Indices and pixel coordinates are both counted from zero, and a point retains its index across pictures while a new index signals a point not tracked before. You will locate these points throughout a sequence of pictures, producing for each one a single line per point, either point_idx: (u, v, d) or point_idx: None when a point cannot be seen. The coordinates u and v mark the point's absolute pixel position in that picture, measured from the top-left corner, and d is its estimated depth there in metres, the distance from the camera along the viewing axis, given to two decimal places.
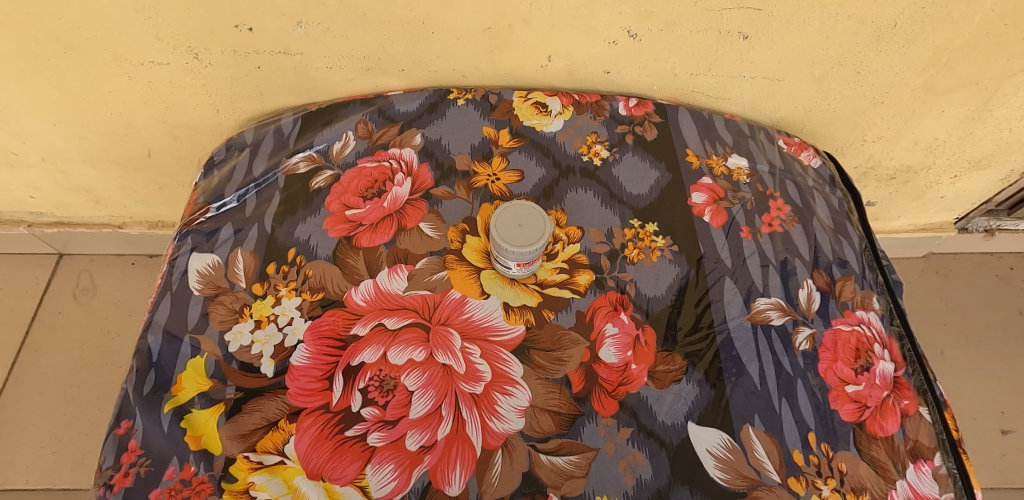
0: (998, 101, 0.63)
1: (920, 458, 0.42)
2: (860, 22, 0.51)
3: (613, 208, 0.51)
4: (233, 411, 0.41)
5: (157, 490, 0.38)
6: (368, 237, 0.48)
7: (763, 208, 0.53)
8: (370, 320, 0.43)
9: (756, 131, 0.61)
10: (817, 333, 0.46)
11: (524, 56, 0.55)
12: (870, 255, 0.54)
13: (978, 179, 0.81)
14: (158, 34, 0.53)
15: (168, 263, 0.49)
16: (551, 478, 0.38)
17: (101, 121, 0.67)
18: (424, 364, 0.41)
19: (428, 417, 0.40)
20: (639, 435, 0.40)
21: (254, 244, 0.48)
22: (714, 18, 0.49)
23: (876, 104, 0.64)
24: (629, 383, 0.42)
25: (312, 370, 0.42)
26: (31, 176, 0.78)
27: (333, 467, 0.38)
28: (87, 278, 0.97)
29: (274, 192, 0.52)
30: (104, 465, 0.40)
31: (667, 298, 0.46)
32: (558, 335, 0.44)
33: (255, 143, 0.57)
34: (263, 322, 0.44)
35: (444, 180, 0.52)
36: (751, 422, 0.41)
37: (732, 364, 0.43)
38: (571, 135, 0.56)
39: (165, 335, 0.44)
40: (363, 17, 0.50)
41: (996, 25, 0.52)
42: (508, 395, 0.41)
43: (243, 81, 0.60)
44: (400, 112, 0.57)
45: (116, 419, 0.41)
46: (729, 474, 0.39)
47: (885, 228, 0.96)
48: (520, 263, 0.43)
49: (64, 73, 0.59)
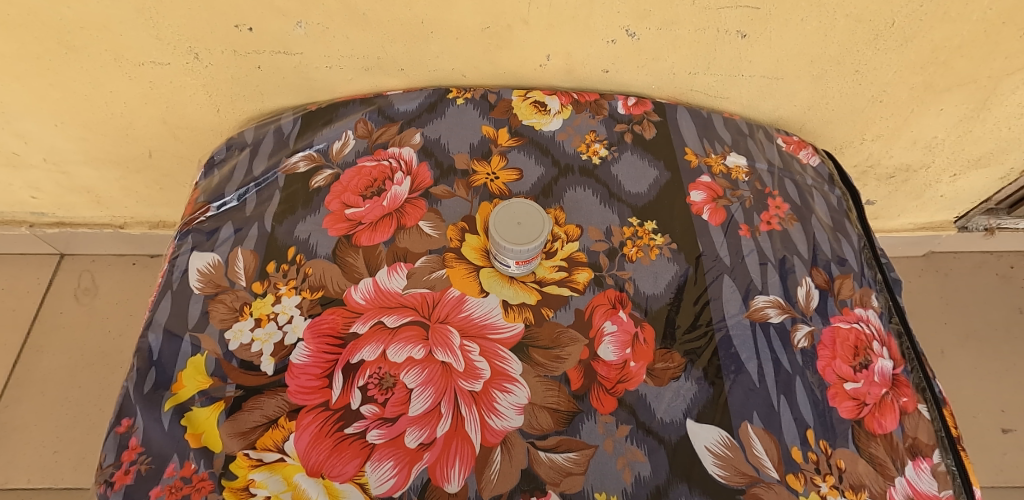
0: (997, 99, 0.63)
1: (919, 455, 0.42)
2: (858, 21, 0.51)
3: (612, 206, 0.51)
4: (233, 409, 0.41)
5: (157, 488, 0.39)
6: (368, 236, 0.48)
7: (762, 206, 0.53)
8: (370, 318, 0.44)
9: (755, 130, 0.61)
10: (816, 330, 0.46)
11: (523, 55, 0.55)
12: (869, 253, 0.54)
13: (977, 177, 0.82)
14: (158, 34, 0.54)
15: (169, 262, 0.49)
16: (550, 475, 0.38)
17: (102, 121, 0.67)
18: (424, 362, 0.41)
19: (427, 414, 0.40)
20: (638, 432, 0.40)
21: (254, 243, 0.49)
22: (712, 17, 0.50)
23: (875, 103, 0.64)
24: (628, 380, 0.42)
25: (311, 367, 0.42)
26: (33, 177, 0.78)
27: (333, 464, 0.38)
28: (89, 278, 0.97)
29: (274, 191, 0.52)
30: (105, 463, 0.40)
31: (666, 296, 0.46)
32: (557, 333, 0.44)
33: (255, 143, 0.57)
34: (262, 321, 0.44)
35: (443, 178, 0.52)
36: (750, 419, 0.41)
37: (731, 361, 0.43)
38: (570, 133, 0.56)
39: (165, 334, 0.45)
40: (363, 17, 0.50)
41: (994, 24, 0.52)
42: (508, 392, 0.41)
43: (243, 82, 0.60)
44: (399, 112, 0.57)
45: (116, 417, 0.41)
46: (727, 471, 0.39)
47: (885, 227, 0.96)
48: (519, 261, 0.43)
49: (66, 74, 0.59)
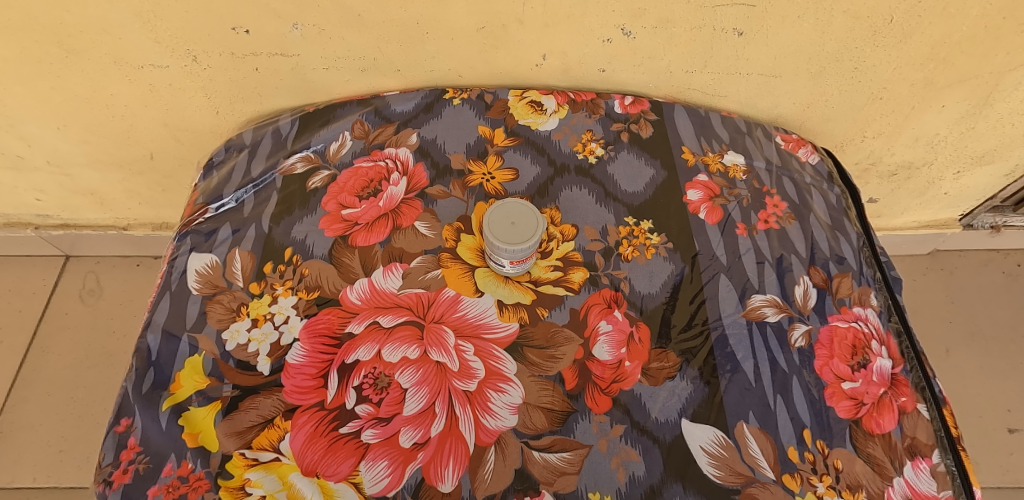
0: (999, 95, 0.62)
1: (918, 455, 0.42)
2: (855, 17, 0.51)
3: (609, 206, 0.51)
4: (229, 409, 0.41)
5: (155, 487, 0.39)
6: (364, 236, 0.49)
7: (759, 205, 0.53)
8: (366, 318, 0.44)
9: (753, 128, 0.60)
10: (813, 330, 0.46)
11: (519, 55, 0.55)
12: (868, 251, 0.53)
13: (982, 174, 0.80)
14: (157, 37, 0.54)
15: (168, 263, 0.49)
16: (544, 474, 0.38)
17: (104, 124, 0.68)
18: (418, 362, 0.41)
19: (422, 414, 0.40)
20: (632, 432, 0.40)
21: (251, 244, 0.49)
22: (708, 15, 0.49)
23: (875, 100, 0.63)
24: (623, 380, 0.42)
25: (307, 367, 0.42)
26: (36, 179, 0.79)
27: (327, 464, 0.39)
28: (93, 279, 0.98)
29: (272, 192, 0.52)
30: (104, 462, 0.40)
31: (662, 296, 0.46)
32: (552, 332, 0.44)
33: (253, 144, 0.58)
34: (259, 321, 0.44)
35: (439, 178, 0.52)
36: (746, 419, 0.41)
37: (727, 360, 0.43)
38: (566, 133, 0.56)
39: (164, 334, 0.45)
40: (358, 18, 0.51)
41: (994, 19, 0.51)
42: (502, 392, 0.41)
43: (241, 83, 0.61)
44: (397, 112, 0.57)
45: (116, 417, 0.42)
46: (722, 471, 0.39)
47: (889, 225, 0.95)
48: (513, 261, 0.43)
49: (66, 77, 0.59)
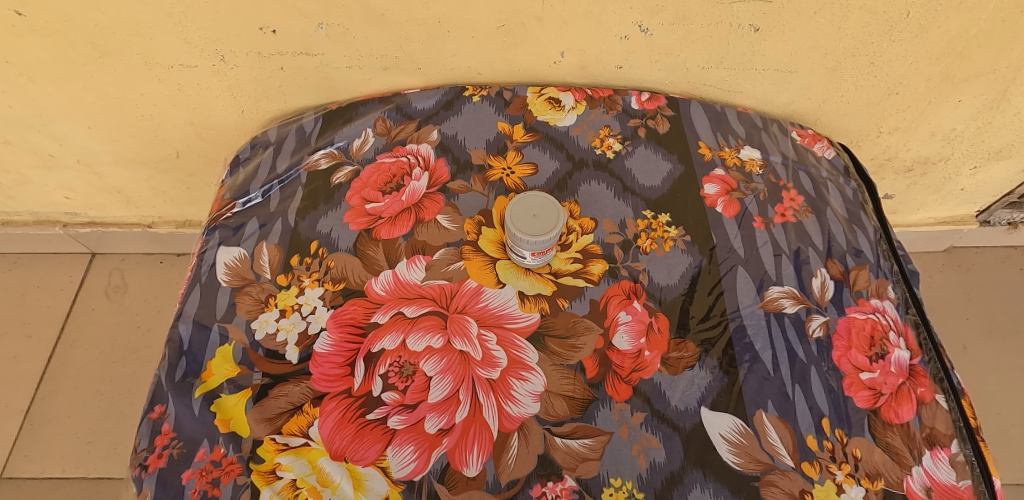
0: (1016, 89, 0.62)
1: (937, 445, 0.42)
2: (871, 12, 0.51)
3: (626, 200, 0.52)
4: (260, 395, 0.42)
5: (189, 471, 0.40)
6: (387, 229, 0.50)
7: (776, 198, 0.53)
8: (391, 308, 0.45)
9: (768, 123, 0.61)
10: (831, 321, 0.46)
11: (538, 52, 0.56)
12: (885, 245, 0.53)
13: (999, 169, 0.80)
14: (187, 38, 0.56)
15: (198, 256, 0.51)
16: (566, 460, 0.39)
17: (133, 123, 0.70)
18: (442, 351, 0.43)
19: (447, 401, 0.41)
20: (652, 420, 0.41)
21: (278, 237, 0.50)
22: (725, 11, 0.50)
23: (890, 95, 0.63)
24: (643, 369, 0.43)
25: (334, 356, 0.43)
26: (66, 177, 0.81)
27: (355, 448, 0.40)
28: (118, 276, 1.01)
29: (297, 187, 0.54)
30: (139, 447, 0.42)
31: (681, 287, 0.47)
32: (572, 322, 0.44)
33: (278, 142, 0.59)
34: (287, 311, 0.46)
35: (459, 174, 0.53)
36: (765, 408, 0.42)
37: (745, 351, 0.44)
38: (584, 129, 0.57)
39: (195, 325, 0.46)
40: (381, 18, 0.52)
41: (1011, 13, 0.51)
42: (524, 380, 0.42)
43: (267, 83, 0.62)
44: (417, 110, 0.58)
45: (150, 404, 0.43)
46: (742, 458, 0.39)
47: (905, 221, 0.95)
48: (534, 252, 0.44)
49: (99, 77, 0.62)
